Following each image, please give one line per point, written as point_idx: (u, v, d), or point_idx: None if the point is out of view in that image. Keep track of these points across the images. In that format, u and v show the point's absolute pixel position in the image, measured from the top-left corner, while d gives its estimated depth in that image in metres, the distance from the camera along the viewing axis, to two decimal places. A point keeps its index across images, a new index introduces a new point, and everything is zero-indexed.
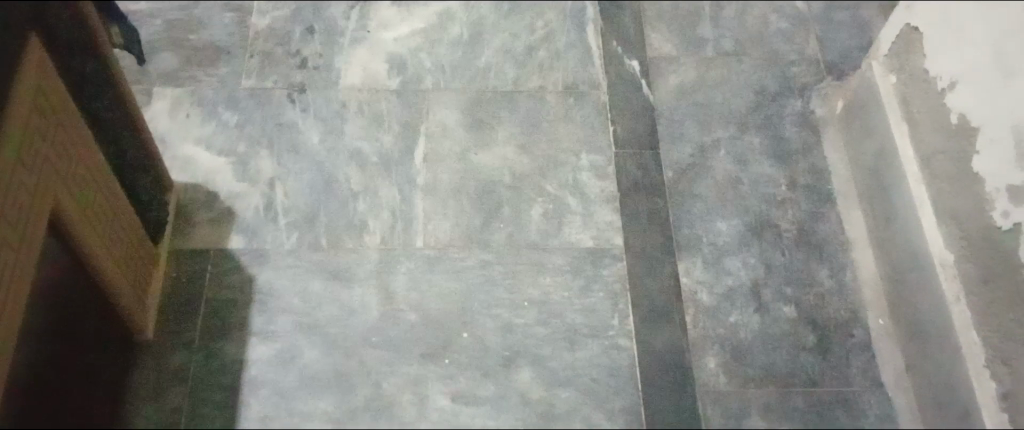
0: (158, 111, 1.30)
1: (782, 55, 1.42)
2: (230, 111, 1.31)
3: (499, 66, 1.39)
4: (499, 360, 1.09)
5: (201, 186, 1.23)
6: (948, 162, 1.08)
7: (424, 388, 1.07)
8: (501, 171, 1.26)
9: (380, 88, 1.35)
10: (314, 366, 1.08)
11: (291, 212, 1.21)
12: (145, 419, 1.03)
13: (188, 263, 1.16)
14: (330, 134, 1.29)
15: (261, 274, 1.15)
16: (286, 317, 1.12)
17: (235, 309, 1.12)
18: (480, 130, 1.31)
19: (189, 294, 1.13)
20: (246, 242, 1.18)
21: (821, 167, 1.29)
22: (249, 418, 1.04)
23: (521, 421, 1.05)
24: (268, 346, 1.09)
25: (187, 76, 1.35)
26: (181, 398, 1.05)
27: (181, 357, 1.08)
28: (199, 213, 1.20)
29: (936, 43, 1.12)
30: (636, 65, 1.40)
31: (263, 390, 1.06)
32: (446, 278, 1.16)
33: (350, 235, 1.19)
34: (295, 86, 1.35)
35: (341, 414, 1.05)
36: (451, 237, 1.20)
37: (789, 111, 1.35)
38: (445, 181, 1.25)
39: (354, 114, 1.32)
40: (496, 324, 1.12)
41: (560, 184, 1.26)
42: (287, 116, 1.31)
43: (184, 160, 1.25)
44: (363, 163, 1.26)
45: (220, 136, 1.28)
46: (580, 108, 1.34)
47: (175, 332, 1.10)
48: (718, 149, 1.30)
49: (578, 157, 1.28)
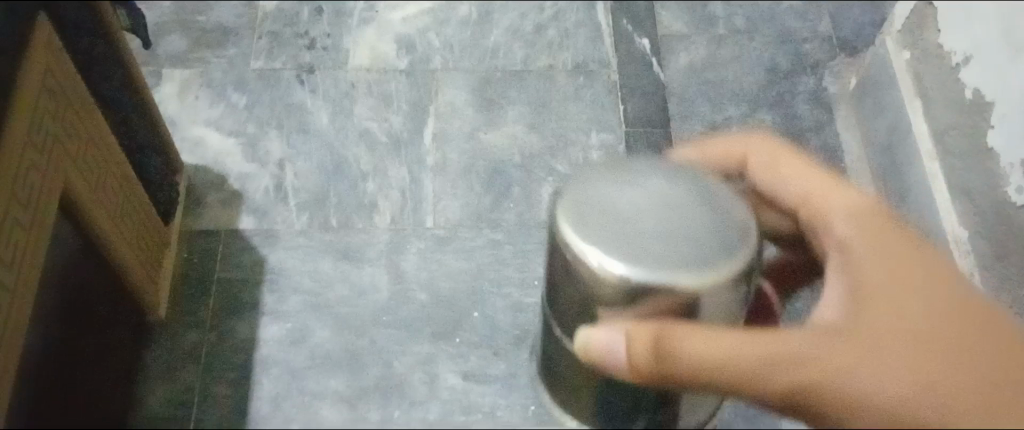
0: (168, 93, 1.30)
1: (793, 32, 1.41)
2: (239, 93, 1.31)
3: (508, 46, 1.38)
4: (510, 339, 1.10)
5: (211, 168, 1.23)
6: (962, 137, 1.11)
7: (434, 366, 1.07)
8: (510, 151, 1.26)
9: (389, 69, 1.34)
10: (326, 346, 1.09)
11: (301, 193, 1.21)
12: (159, 397, 1.04)
13: (198, 244, 1.16)
14: (339, 115, 1.29)
15: (272, 254, 1.16)
16: (298, 297, 1.12)
17: (247, 289, 1.13)
18: (489, 110, 1.30)
19: (201, 274, 1.13)
20: (256, 223, 1.18)
21: (833, 145, 1.29)
22: (261, 396, 1.05)
23: (531, 399, 1.06)
24: (279, 326, 1.10)
25: (196, 58, 1.34)
26: (194, 377, 1.06)
27: (194, 336, 1.09)
28: (209, 194, 1.20)
29: (972, 11, 1.10)
30: (645, 44, 1.38)
31: (274, 369, 1.07)
32: (457, 257, 1.16)
33: (360, 216, 1.19)
34: (303, 67, 1.34)
35: (353, 393, 1.06)
36: (462, 216, 1.20)
37: (801, 89, 1.34)
38: (454, 161, 1.25)
39: (362, 94, 1.31)
40: (506, 303, 1.13)
41: (569, 163, 1.25)
42: (296, 97, 1.31)
43: (195, 142, 1.25)
44: (372, 144, 1.26)
45: (229, 117, 1.28)
46: (589, 88, 1.33)
47: (187, 312, 1.10)
48: (729, 127, 1.30)
49: (588, 136, 1.28)
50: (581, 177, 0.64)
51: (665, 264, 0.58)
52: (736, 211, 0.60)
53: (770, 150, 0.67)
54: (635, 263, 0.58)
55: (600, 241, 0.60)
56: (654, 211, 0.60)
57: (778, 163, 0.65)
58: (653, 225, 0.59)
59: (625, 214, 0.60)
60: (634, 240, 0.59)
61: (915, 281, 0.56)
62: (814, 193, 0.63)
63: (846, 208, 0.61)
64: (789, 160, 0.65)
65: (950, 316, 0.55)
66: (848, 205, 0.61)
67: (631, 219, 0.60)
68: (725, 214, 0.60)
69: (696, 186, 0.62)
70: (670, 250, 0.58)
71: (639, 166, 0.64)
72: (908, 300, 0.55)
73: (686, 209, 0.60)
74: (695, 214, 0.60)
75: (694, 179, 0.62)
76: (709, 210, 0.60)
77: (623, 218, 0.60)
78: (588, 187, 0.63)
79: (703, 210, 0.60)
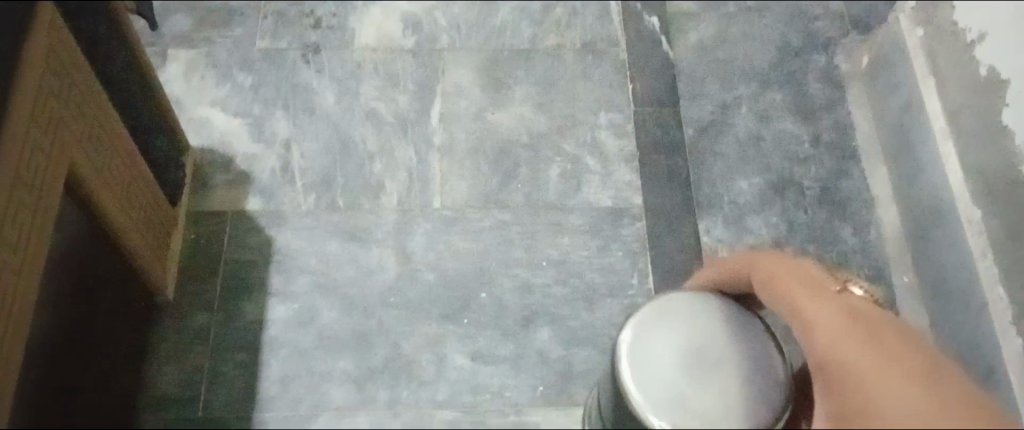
0: (173, 74, 1.29)
1: (805, 9, 1.39)
2: (244, 73, 1.30)
3: (515, 25, 1.36)
4: (519, 319, 1.10)
5: (218, 149, 1.22)
6: (975, 116, 1.09)
7: (443, 347, 1.07)
8: (518, 131, 1.25)
9: (395, 49, 1.33)
10: (334, 327, 1.09)
11: (307, 174, 1.20)
12: (168, 379, 1.04)
13: (205, 224, 1.16)
14: (345, 95, 1.28)
15: (280, 235, 1.15)
16: (305, 278, 1.12)
17: (255, 270, 1.12)
18: (497, 90, 1.29)
19: (209, 256, 1.13)
20: (264, 204, 1.18)
21: (845, 123, 1.28)
22: (270, 377, 1.05)
23: (540, 379, 1.06)
24: (287, 307, 1.10)
25: (201, 38, 1.33)
26: (204, 358, 1.06)
27: (202, 318, 1.09)
28: (216, 175, 1.20)
29: None
30: (655, 22, 1.37)
31: (283, 350, 1.07)
32: (464, 238, 1.15)
33: (367, 197, 1.18)
34: (309, 47, 1.33)
35: (361, 374, 1.06)
36: (470, 197, 1.19)
37: (812, 67, 1.33)
38: (461, 141, 1.24)
39: (369, 74, 1.30)
40: (515, 284, 1.12)
41: (577, 143, 1.24)
42: (302, 77, 1.30)
43: (201, 123, 1.25)
44: (379, 124, 1.25)
45: (235, 98, 1.27)
46: (598, 67, 1.32)
47: (195, 292, 1.10)
48: (739, 106, 1.28)
49: (596, 115, 1.27)
50: (633, 320, 0.74)
51: (704, 419, 0.67)
52: (765, 354, 0.69)
53: (779, 270, 0.72)
54: (674, 415, 0.68)
55: (644, 389, 0.70)
56: (692, 366, 0.69)
57: (777, 284, 0.71)
58: (694, 382, 0.68)
59: (669, 368, 0.69)
60: (674, 390, 0.68)
61: (901, 386, 0.59)
62: (802, 309, 0.68)
63: (832, 321, 0.65)
64: (788, 275, 0.71)
65: (949, 418, 0.56)
66: (828, 319, 0.66)
67: (672, 376, 0.69)
68: (753, 358, 0.69)
69: (730, 337, 0.70)
70: (705, 400, 0.67)
71: (683, 309, 0.72)
72: (886, 414, 0.58)
73: (722, 359, 0.69)
74: (727, 364, 0.69)
75: (727, 322, 0.71)
76: (743, 361, 0.69)
77: (667, 369, 0.70)
78: (642, 337, 0.72)
79: (735, 360, 0.69)
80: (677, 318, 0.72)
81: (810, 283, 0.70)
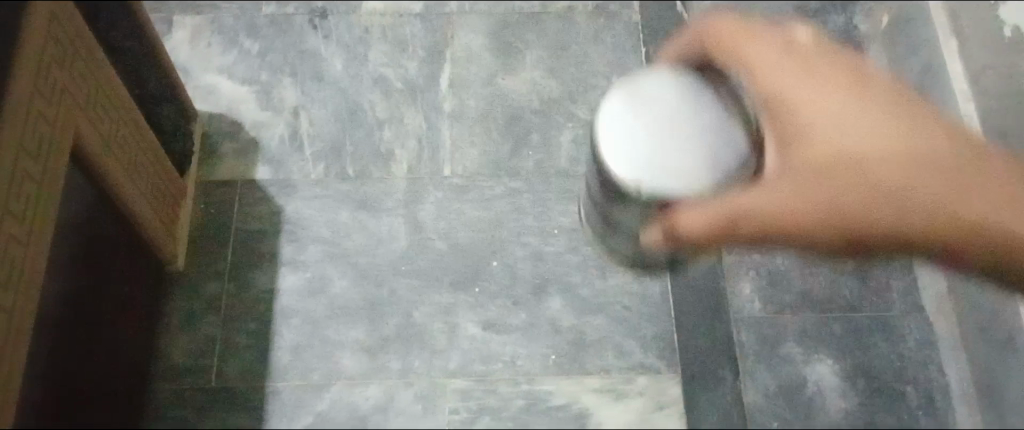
0: (179, 40, 1.27)
1: None
2: (251, 39, 1.28)
3: None
4: (531, 288, 1.09)
5: (226, 117, 1.21)
6: (997, 78, 1.05)
7: (455, 315, 1.07)
8: (528, 96, 1.23)
9: (403, 13, 1.30)
10: (346, 296, 1.08)
11: (316, 141, 1.19)
12: (180, 349, 1.05)
13: (215, 193, 1.15)
14: (353, 62, 1.26)
15: (289, 204, 1.14)
16: (316, 247, 1.12)
17: (265, 239, 1.12)
18: (507, 55, 1.26)
19: (220, 223, 1.13)
20: (273, 173, 1.17)
21: None
22: (282, 346, 1.05)
23: (553, 348, 1.05)
24: (298, 276, 1.10)
25: (206, 3, 1.30)
26: (214, 328, 1.06)
27: (213, 287, 1.09)
28: (224, 144, 1.19)
29: None
30: None
31: (295, 319, 1.07)
32: (475, 207, 1.14)
33: (377, 165, 1.17)
34: (316, 12, 1.30)
35: (374, 343, 1.05)
36: (480, 165, 1.17)
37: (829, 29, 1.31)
38: (471, 108, 1.22)
39: (377, 39, 1.28)
40: (527, 252, 1.11)
41: (590, 108, 1.22)
42: (310, 43, 1.28)
43: (208, 90, 1.23)
44: (387, 90, 1.23)
45: (242, 65, 1.25)
46: (610, 30, 1.29)
47: (205, 261, 1.10)
48: None
49: (609, 80, 1.25)
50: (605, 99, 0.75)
51: (680, 174, 0.69)
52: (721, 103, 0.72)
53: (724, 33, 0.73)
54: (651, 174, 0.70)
55: (620, 160, 0.72)
56: (657, 120, 0.71)
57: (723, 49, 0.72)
58: (670, 142, 0.70)
59: (641, 132, 0.71)
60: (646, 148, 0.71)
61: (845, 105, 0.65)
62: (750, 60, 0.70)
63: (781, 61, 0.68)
64: (736, 37, 0.71)
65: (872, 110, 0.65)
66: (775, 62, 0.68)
67: (645, 138, 0.71)
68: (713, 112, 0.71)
69: (691, 96, 0.72)
70: (673, 151, 0.70)
71: (648, 85, 0.73)
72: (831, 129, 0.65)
73: (683, 113, 0.71)
74: (689, 117, 0.70)
75: (691, 90, 0.72)
76: (707, 122, 0.70)
77: (639, 133, 0.71)
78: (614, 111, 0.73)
79: (697, 113, 0.71)
80: (643, 88, 0.73)
81: (756, 33, 0.70)
